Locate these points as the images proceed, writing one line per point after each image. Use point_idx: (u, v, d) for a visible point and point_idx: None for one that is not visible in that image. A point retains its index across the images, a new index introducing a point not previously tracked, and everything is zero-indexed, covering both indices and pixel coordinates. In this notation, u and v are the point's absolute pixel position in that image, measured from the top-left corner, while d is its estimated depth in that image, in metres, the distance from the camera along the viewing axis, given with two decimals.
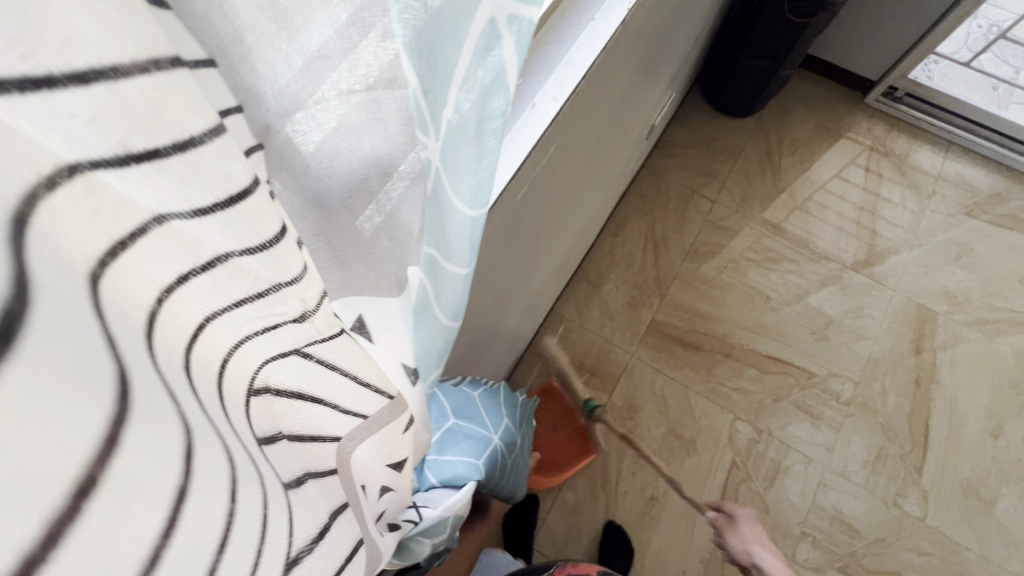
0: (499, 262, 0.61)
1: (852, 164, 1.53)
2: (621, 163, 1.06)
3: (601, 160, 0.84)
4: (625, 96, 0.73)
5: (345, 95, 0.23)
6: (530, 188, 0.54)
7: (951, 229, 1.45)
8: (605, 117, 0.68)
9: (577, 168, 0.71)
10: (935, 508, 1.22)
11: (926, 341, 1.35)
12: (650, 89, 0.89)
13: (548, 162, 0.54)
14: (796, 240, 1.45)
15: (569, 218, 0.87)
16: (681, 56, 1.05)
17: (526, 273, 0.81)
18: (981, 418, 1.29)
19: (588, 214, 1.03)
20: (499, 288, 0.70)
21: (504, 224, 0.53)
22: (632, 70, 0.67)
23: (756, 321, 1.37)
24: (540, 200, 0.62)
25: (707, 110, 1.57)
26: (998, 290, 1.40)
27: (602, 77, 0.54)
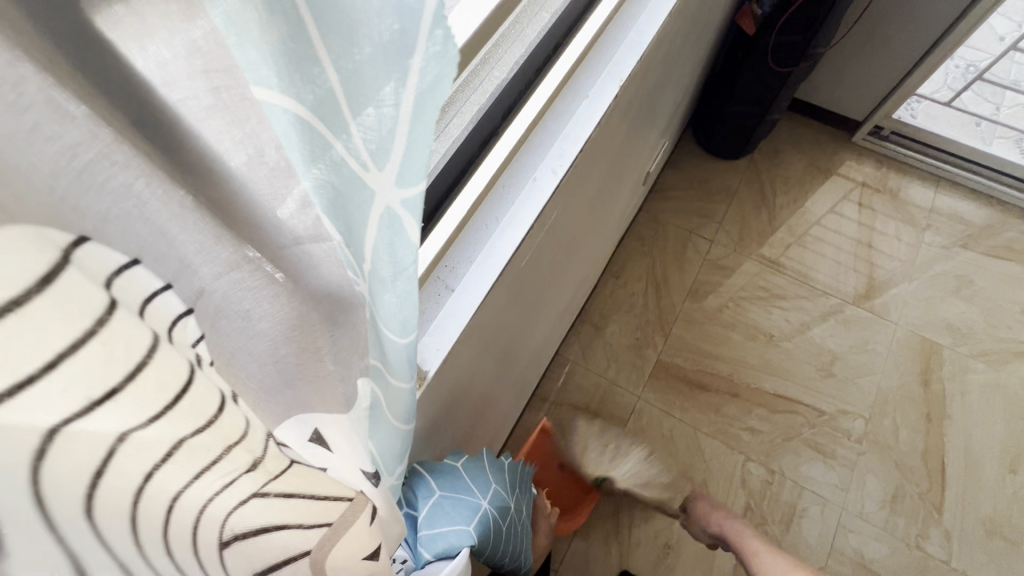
0: (504, 321, 0.62)
1: (845, 201, 1.56)
2: (619, 211, 1.09)
3: (600, 213, 0.87)
4: (620, 153, 0.76)
5: (283, 252, 0.27)
6: (534, 250, 0.56)
7: (948, 261, 1.47)
8: (601, 176, 0.71)
9: (577, 225, 0.73)
10: (959, 550, 1.18)
11: (933, 373, 1.34)
12: (643, 143, 0.93)
13: (549, 225, 0.57)
14: (796, 277, 1.46)
15: (571, 268, 0.89)
16: (671, 109, 1.10)
17: (530, 326, 0.82)
18: (996, 453, 1.27)
19: (588, 262, 1.06)
20: (504, 345, 0.71)
21: (511, 286, 0.55)
22: (625, 132, 0.71)
23: (761, 359, 1.37)
24: (543, 259, 0.64)
25: (700, 153, 1.63)
26: (1000, 321, 1.40)
27: (596, 145, 0.57)
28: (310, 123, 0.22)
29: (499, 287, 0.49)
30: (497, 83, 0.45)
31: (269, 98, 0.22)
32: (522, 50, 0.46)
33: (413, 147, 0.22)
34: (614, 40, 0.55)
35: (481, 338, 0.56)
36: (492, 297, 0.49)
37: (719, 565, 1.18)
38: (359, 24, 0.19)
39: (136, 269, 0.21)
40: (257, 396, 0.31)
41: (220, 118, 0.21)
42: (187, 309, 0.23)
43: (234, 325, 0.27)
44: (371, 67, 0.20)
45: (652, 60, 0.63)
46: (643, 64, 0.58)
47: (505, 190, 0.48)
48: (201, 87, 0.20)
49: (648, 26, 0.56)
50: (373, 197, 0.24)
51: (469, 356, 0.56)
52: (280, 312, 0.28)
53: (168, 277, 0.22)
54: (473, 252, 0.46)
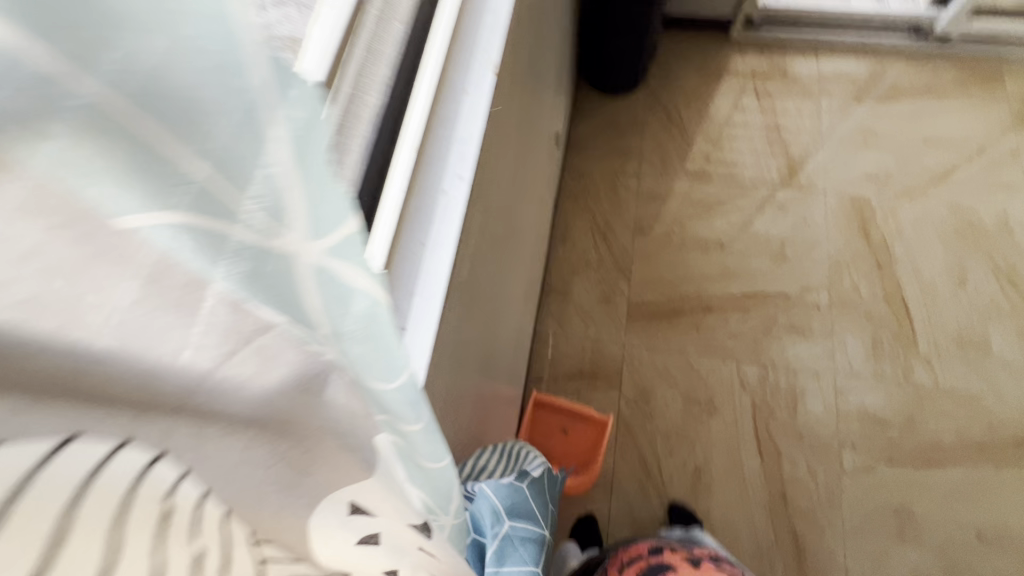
0: (470, 331, 0.62)
1: (744, 95, 1.62)
2: (543, 176, 1.10)
3: (523, 194, 0.87)
4: (521, 132, 0.76)
5: (226, 362, 0.26)
6: (472, 254, 0.56)
7: (850, 119, 1.55)
8: (510, 160, 0.71)
9: (505, 217, 0.73)
10: (942, 371, 1.27)
11: (870, 224, 1.42)
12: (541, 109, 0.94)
13: (477, 227, 0.56)
14: (724, 181, 1.52)
15: (516, 251, 0.89)
16: (556, 65, 1.10)
17: (498, 322, 0.82)
18: (946, 275, 1.35)
19: (532, 239, 1.06)
20: (479, 352, 0.71)
21: (462, 298, 0.54)
22: (518, 110, 0.71)
23: (718, 268, 1.42)
24: (484, 261, 0.63)
25: (600, 96, 1.66)
26: (911, 155, 1.48)
27: (493, 137, 0.56)
28: (203, 227, 0.22)
29: (451, 307, 0.49)
30: (370, 110, 0.43)
31: (145, 223, 0.20)
32: (384, 70, 0.45)
33: (306, 180, 0.24)
34: (477, 26, 0.55)
35: (453, 355, 0.55)
36: (448, 321, 0.49)
37: (747, 468, 1.23)
38: (201, 96, 0.19)
39: (67, 435, 0.21)
40: (266, 501, 0.30)
41: (86, 267, 0.20)
42: (125, 440, 0.23)
43: (206, 441, 0.27)
44: (227, 132, 0.21)
45: (516, 37, 0.63)
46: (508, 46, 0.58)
47: (418, 210, 0.47)
48: (59, 246, 0.19)
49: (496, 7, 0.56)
50: (303, 262, 0.26)
51: (449, 376, 0.55)
52: (251, 414, 0.28)
53: (72, 428, 0.21)
54: (411, 282, 0.45)
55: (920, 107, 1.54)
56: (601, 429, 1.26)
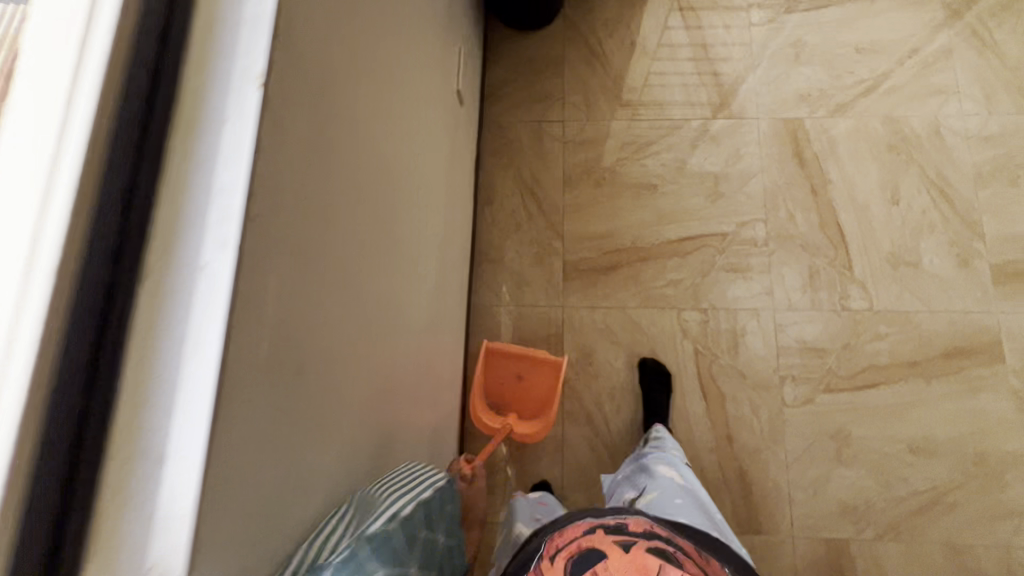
0: (328, 375, 0.53)
1: (668, 16, 1.48)
2: (443, 147, 0.97)
3: (405, 181, 0.76)
4: (379, 116, 0.64)
5: None
6: (297, 301, 0.46)
7: (781, 32, 1.43)
8: (360, 156, 0.59)
9: (370, 223, 0.63)
10: (876, 293, 1.27)
11: (804, 149, 1.36)
12: (418, 79, 0.80)
13: (298, 267, 0.46)
14: (652, 117, 1.42)
15: (410, 245, 0.80)
16: (439, 14, 0.94)
17: (394, 332, 0.74)
18: (879, 194, 1.32)
19: (440, 220, 0.96)
20: (362, 381, 0.63)
21: (289, 358, 0.45)
22: (360, 93, 0.58)
23: (653, 214, 1.35)
24: (334, 291, 0.53)
25: (514, 33, 1.49)
26: (844, 67, 1.40)
27: (299, 150, 0.44)
28: None
29: (247, 429, 0.39)
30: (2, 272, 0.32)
31: None
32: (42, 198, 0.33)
33: None
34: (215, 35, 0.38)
35: (295, 451, 0.47)
36: (248, 446, 0.40)
37: (693, 415, 1.24)
38: None
39: None
40: None
41: None
42: None
43: None
44: None
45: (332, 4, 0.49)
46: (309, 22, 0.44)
47: (157, 346, 0.36)
48: None
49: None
50: None
51: (300, 473, 0.48)
52: None
53: None
54: (160, 439, 0.35)
55: (854, 10, 1.43)
56: (554, 373, 1.20)
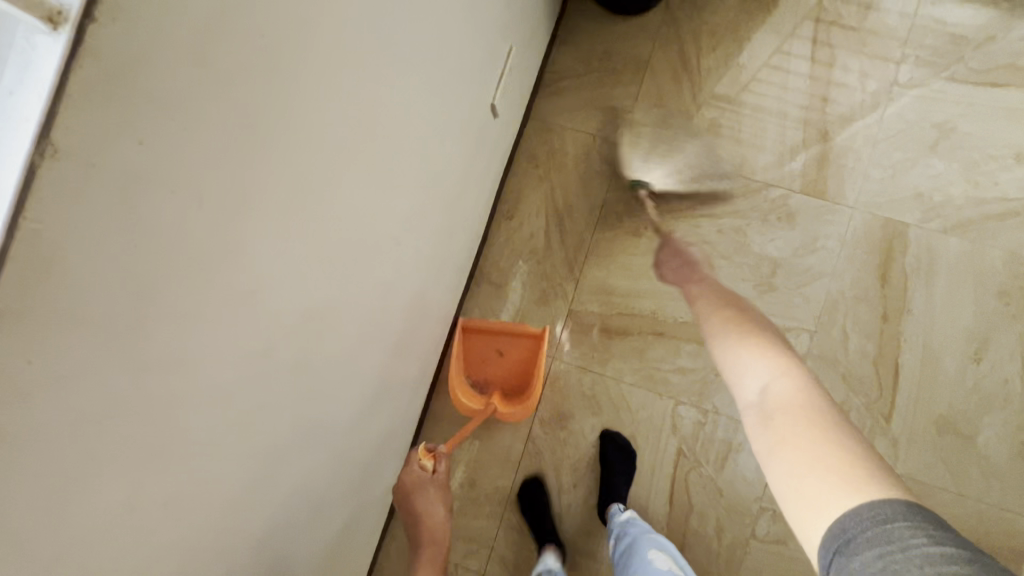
0: (197, 529, 0.43)
1: (793, 42, 1.16)
2: (449, 187, 0.80)
3: (380, 247, 0.60)
4: (337, 193, 0.47)
5: None
6: (109, 493, 0.34)
7: (927, 106, 1.12)
8: (292, 261, 0.43)
9: (302, 328, 0.49)
10: (906, 455, 1.09)
11: (894, 263, 1.11)
12: (422, 127, 0.62)
13: (124, 448, 0.33)
14: (728, 169, 1.16)
15: (373, 325, 0.66)
16: (484, 18, 0.72)
17: (330, 420, 0.63)
18: (960, 344, 1.09)
19: (427, 267, 0.81)
20: (265, 495, 0.53)
21: (104, 551, 0.35)
22: (298, 180, 0.41)
23: (686, 287, 1.16)
24: (214, 439, 0.42)
25: (597, 13, 1.21)
26: (987, 174, 1.10)
27: (112, 324, 0.29)
28: None
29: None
30: None
31: None
32: None
33: None
34: None
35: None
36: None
37: (652, 516, 1.14)
38: None
39: None
40: None
41: None
42: None
43: None
44: None
45: (232, 81, 0.31)
46: (153, 129, 0.27)
47: None
48: None
49: (38, 31, 0.22)
50: None
51: None
52: None
53: None
54: None
55: None
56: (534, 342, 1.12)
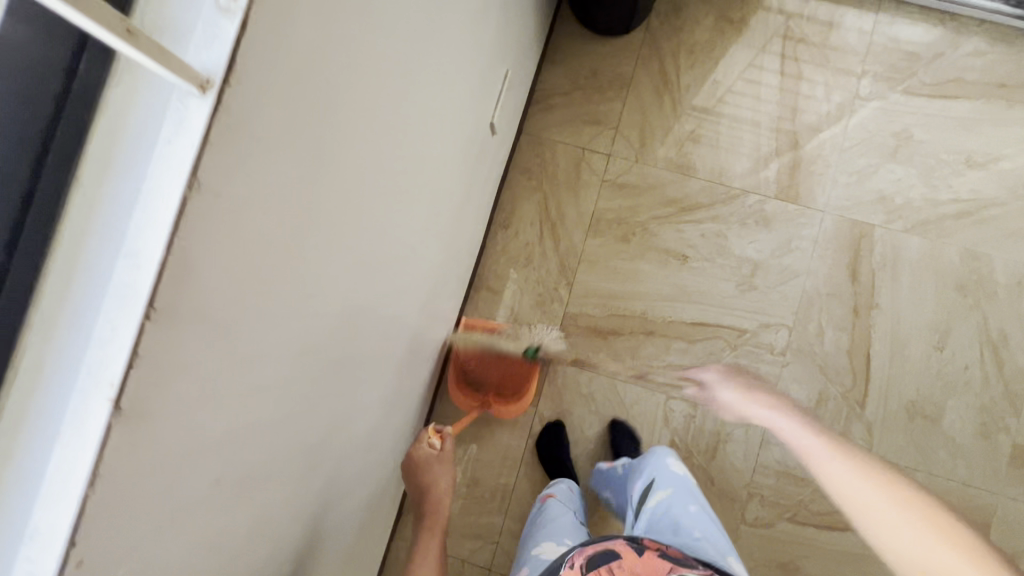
0: (263, 505, 0.49)
1: (764, 60, 1.25)
2: (456, 199, 0.86)
3: (405, 236, 0.65)
4: (375, 185, 0.52)
5: None
6: (212, 471, 0.39)
7: (886, 117, 1.22)
8: (341, 246, 0.49)
9: (347, 306, 0.54)
10: (880, 438, 1.18)
11: (862, 261, 1.20)
12: (438, 146, 0.68)
13: (221, 431, 0.39)
14: (708, 178, 1.25)
15: (395, 323, 0.71)
16: (485, 46, 0.79)
17: (364, 399, 0.69)
18: (925, 334, 1.18)
19: (439, 267, 0.87)
20: (314, 468, 0.59)
21: (205, 524, 0.40)
22: (348, 174, 0.46)
23: (673, 288, 1.24)
24: (281, 409, 0.47)
25: (582, 35, 1.29)
26: (941, 179, 1.20)
27: (223, 323, 0.35)
28: None
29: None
30: None
31: None
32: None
33: None
34: (126, 148, 0.28)
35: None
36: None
37: None
38: None
39: None
40: None
41: None
42: None
43: None
44: None
45: (308, 92, 0.36)
46: (259, 145, 0.32)
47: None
48: None
49: (190, 94, 0.27)
50: None
51: None
52: None
53: None
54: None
55: (980, 112, 1.21)
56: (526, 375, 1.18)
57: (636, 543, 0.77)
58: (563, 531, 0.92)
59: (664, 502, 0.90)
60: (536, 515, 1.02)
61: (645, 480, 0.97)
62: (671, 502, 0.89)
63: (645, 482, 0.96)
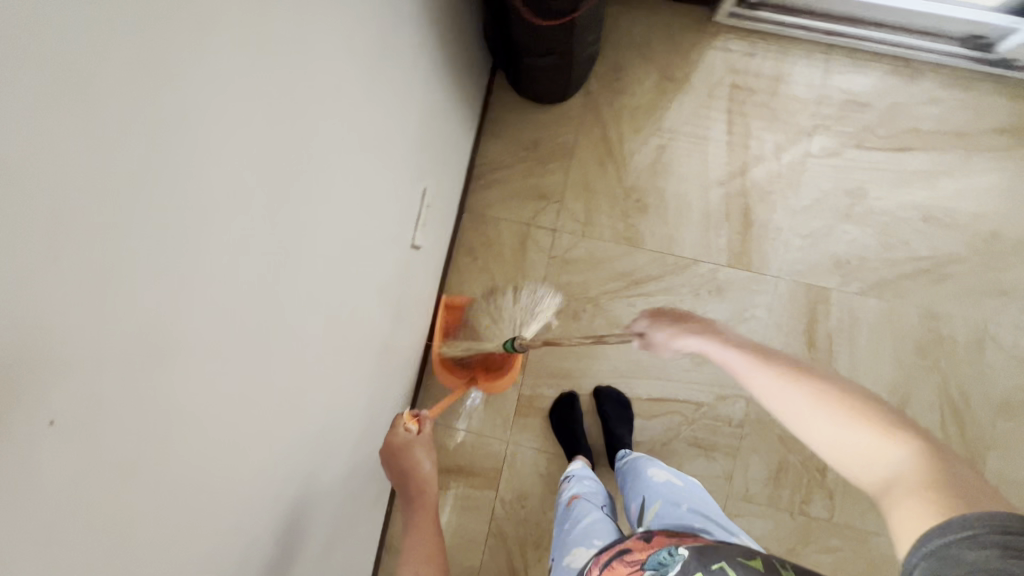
0: None
1: (710, 119, 1.21)
2: (368, 321, 0.82)
3: (304, 262, 0.60)
4: (243, 194, 0.48)
5: None
6: None
7: (840, 173, 1.18)
8: (192, 229, 0.42)
9: (224, 357, 0.50)
10: (842, 505, 1.17)
11: (818, 327, 1.17)
12: (308, 292, 0.62)
13: None
14: (658, 248, 1.21)
15: (294, 465, 0.68)
16: (374, 168, 0.75)
17: (266, 427, 0.60)
18: (885, 397, 1.16)
19: (371, 302, 0.83)
20: (182, 503, 0.48)
21: None
22: (196, 147, 0.41)
23: (628, 364, 1.22)
24: (120, 451, 0.40)
25: (520, 105, 1.24)
26: (897, 238, 1.16)
27: None
28: None
29: None
30: None
31: None
32: None
33: None
34: None
35: None
36: None
37: None
38: None
39: None
40: None
41: None
42: None
43: None
44: None
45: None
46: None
47: None
48: None
49: None
50: None
51: None
52: None
53: None
54: None
55: (935, 164, 1.16)
56: None
57: (644, 533, 0.73)
58: (590, 530, 0.81)
59: (661, 515, 0.82)
60: (563, 518, 0.91)
61: (636, 501, 0.89)
62: (666, 513, 0.81)
63: (639, 502, 0.89)
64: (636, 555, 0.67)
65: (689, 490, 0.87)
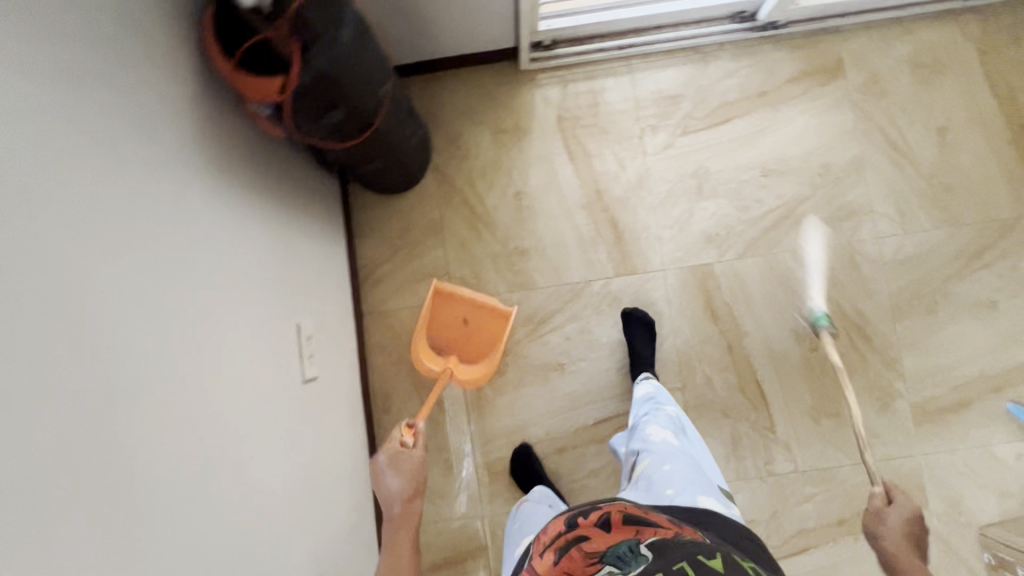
0: None
1: (551, 153, 1.29)
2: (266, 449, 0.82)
3: (149, 428, 0.60)
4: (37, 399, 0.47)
5: None
6: None
7: (679, 161, 1.27)
8: (65, 271, 0.52)
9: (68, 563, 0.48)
10: (802, 452, 1.22)
11: (715, 301, 1.24)
12: (165, 452, 0.62)
13: None
14: (550, 283, 1.26)
15: None
16: (219, 311, 0.76)
17: (144, 500, 0.58)
18: (796, 340, 1.23)
19: (277, 421, 0.86)
20: (30, 515, 0.45)
21: None
22: None
23: (564, 398, 1.25)
24: None
25: (379, 201, 1.29)
26: (749, 199, 1.26)
27: None
28: None
29: None
30: None
31: None
32: None
33: None
34: None
35: None
36: None
37: None
38: None
39: None
40: None
41: None
42: None
43: None
44: None
45: None
46: None
47: None
48: None
49: None
50: None
51: None
52: None
53: None
54: None
55: (755, 126, 1.27)
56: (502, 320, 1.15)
57: (603, 514, 0.72)
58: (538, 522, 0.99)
59: (648, 469, 0.91)
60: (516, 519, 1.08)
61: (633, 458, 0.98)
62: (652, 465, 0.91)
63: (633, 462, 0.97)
64: (597, 546, 0.65)
65: (683, 449, 0.95)
